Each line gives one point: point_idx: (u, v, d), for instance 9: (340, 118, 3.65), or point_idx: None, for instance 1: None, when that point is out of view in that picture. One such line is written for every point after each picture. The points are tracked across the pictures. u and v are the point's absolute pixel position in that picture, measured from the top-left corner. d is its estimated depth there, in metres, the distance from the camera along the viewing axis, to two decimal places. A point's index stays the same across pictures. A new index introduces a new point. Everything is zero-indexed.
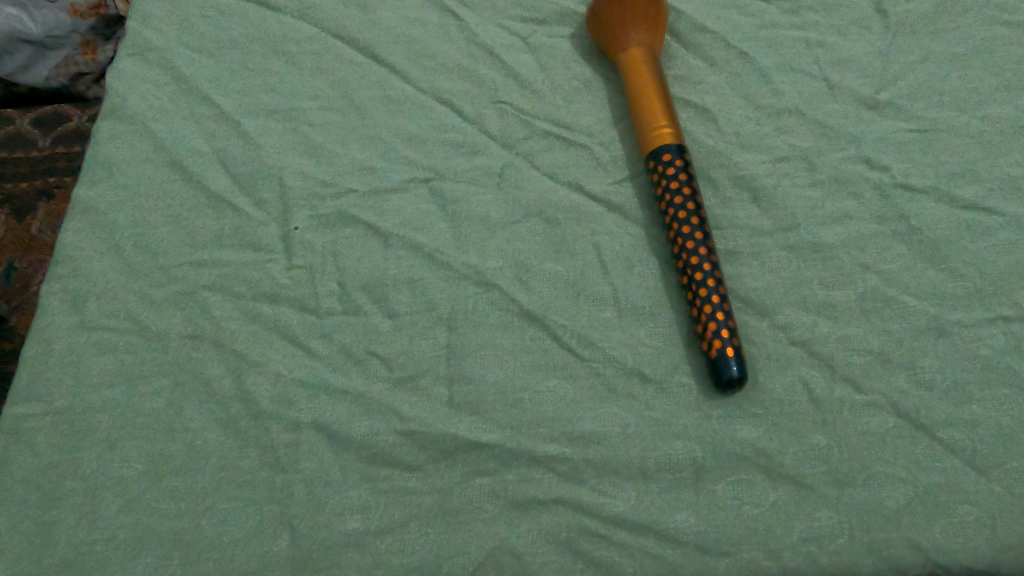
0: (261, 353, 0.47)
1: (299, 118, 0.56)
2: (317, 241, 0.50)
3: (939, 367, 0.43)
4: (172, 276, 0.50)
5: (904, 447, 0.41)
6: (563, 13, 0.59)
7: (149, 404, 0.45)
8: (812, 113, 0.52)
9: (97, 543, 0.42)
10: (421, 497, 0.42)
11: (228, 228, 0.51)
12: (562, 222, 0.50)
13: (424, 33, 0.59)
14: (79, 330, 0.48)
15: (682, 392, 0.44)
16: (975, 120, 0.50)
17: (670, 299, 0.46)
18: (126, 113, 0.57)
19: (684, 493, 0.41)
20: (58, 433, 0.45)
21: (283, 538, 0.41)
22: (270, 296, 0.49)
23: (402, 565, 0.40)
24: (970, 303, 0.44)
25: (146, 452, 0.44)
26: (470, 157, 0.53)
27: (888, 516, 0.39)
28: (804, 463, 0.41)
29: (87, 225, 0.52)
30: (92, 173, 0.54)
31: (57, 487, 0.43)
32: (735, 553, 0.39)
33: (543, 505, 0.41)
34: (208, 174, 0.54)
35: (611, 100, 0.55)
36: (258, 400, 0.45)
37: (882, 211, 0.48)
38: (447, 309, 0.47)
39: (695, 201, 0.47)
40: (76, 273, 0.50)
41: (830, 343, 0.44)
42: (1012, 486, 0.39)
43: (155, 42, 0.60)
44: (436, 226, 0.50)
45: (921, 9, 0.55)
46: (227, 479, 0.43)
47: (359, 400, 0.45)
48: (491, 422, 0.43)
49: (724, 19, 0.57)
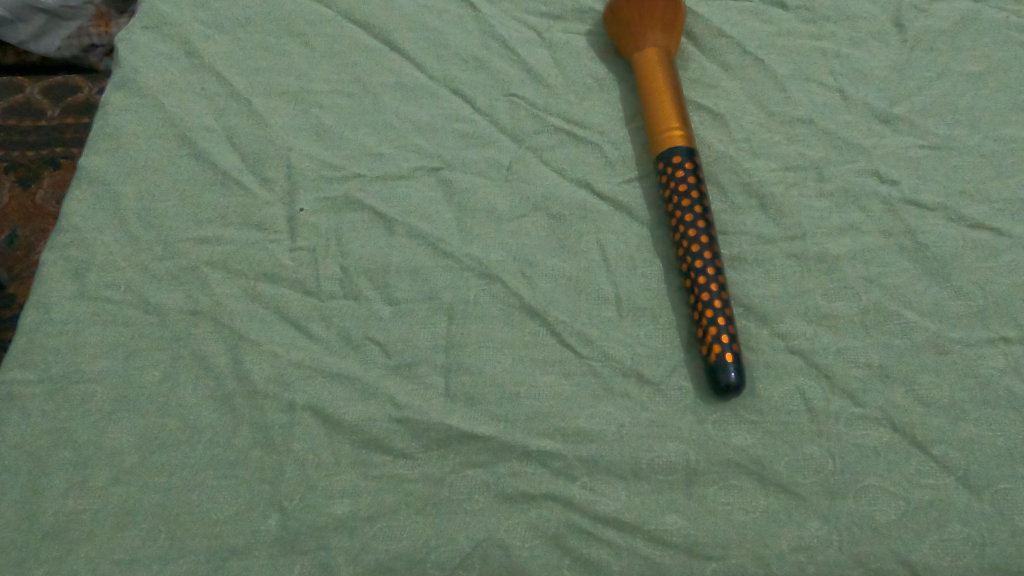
0: (260, 333, 0.46)
1: (311, 100, 0.56)
2: (322, 223, 0.50)
3: (937, 383, 0.43)
4: (175, 251, 0.49)
5: (897, 462, 0.41)
6: (581, 10, 0.59)
7: (145, 378, 0.45)
8: (824, 124, 0.52)
9: (86, 513, 0.42)
10: (412, 485, 0.42)
11: (234, 206, 0.51)
12: (568, 219, 0.50)
13: (440, 22, 0.59)
14: (79, 300, 0.48)
15: (679, 395, 0.43)
16: (988, 139, 0.50)
17: (671, 301, 0.46)
18: (137, 85, 0.56)
19: (676, 495, 0.41)
20: (52, 401, 0.45)
21: (272, 518, 0.41)
22: (271, 276, 0.48)
23: (390, 552, 0.40)
24: (972, 322, 0.44)
25: (140, 425, 0.44)
26: (479, 149, 0.53)
27: (878, 530, 0.39)
28: (798, 473, 0.41)
29: (92, 196, 0.52)
30: (100, 143, 0.54)
31: (49, 455, 0.43)
32: (723, 558, 0.39)
33: (533, 500, 0.41)
34: (217, 151, 0.53)
35: (623, 100, 0.55)
36: (254, 379, 0.45)
37: (889, 226, 0.48)
38: (448, 299, 0.47)
39: (703, 204, 0.47)
40: (79, 243, 0.50)
41: (830, 354, 0.44)
42: (1003, 506, 0.39)
43: (170, 17, 0.60)
44: (442, 216, 0.50)
45: (938, 25, 0.55)
46: (219, 456, 0.43)
47: (355, 384, 0.45)
48: (486, 415, 0.43)
49: (742, 24, 0.57)
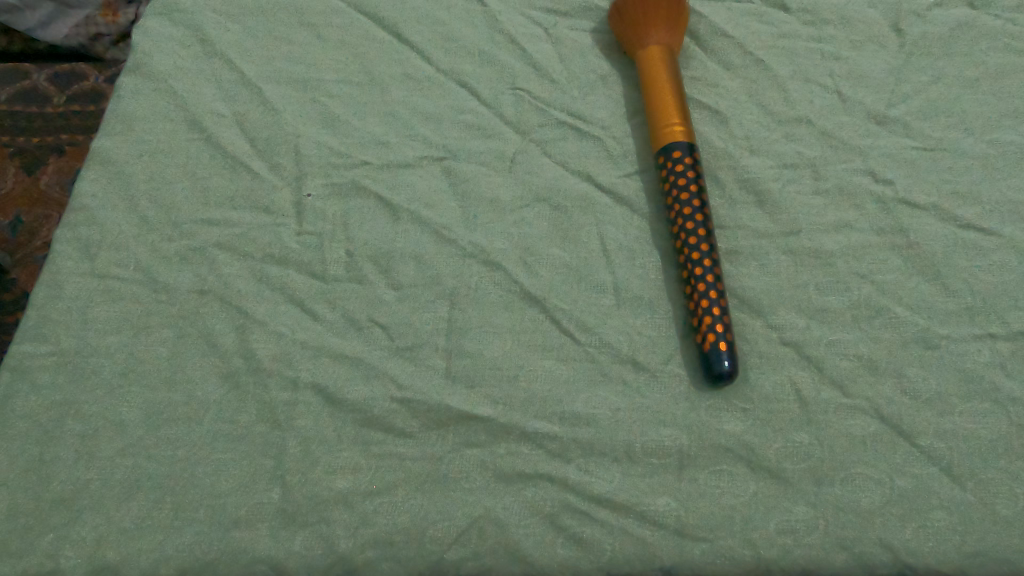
0: (267, 313, 0.48)
1: (320, 89, 0.57)
2: (328, 209, 0.51)
3: (924, 376, 0.44)
4: (184, 233, 0.51)
5: (883, 451, 0.42)
6: (587, 8, 0.60)
7: (153, 354, 0.46)
8: (822, 124, 0.53)
9: (94, 483, 0.43)
10: (412, 463, 0.43)
11: (243, 190, 0.52)
12: (569, 210, 0.51)
13: (449, 15, 0.60)
14: (90, 277, 0.49)
15: (673, 382, 0.45)
16: (980, 143, 0.52)
17: (669, 292, 0.48)
18: (149, 70, 0.58)
19: (667, 478, 0.42)
20: (61, 375, 0.46)
21: (274, 492, 0.42)
22: (278, 258, 0.50)
23: (389, 526, 0.41)
24: (959, 319, 0.45)
25: (147, 399, 0.45)
26: (484, 140, 0.54)
27: (863, 515, 0.40)
28: (787, 459, 0.42)
29: (103, 176, 0.53)
30: (112, 125, 0.55)
31: (57, 426, 0.44)
32: (712, 539, 0.40)
33: (529, 479, 0.42)
34: (226, 136, 0.55)
35: (626, 96, 0.56)
36: (260, 357, 0.46)
37: (882, 224, 0.49)
38: (450, 284, 0.48)
39: (701, 198, 0.48)
40: (91, 222, 0.51)
41: (821, 346, 0.45)
42: (984, 495, 0.40)
43: (183, 4, 0.61)
44: (446, 204, 0.51)
45: (936, 31, 0.57)
46: (224, 431, 0.44)
47: (359, 365, 0.46)
48: (485, 397, 0.45)
49: (744, 26, 0.59)
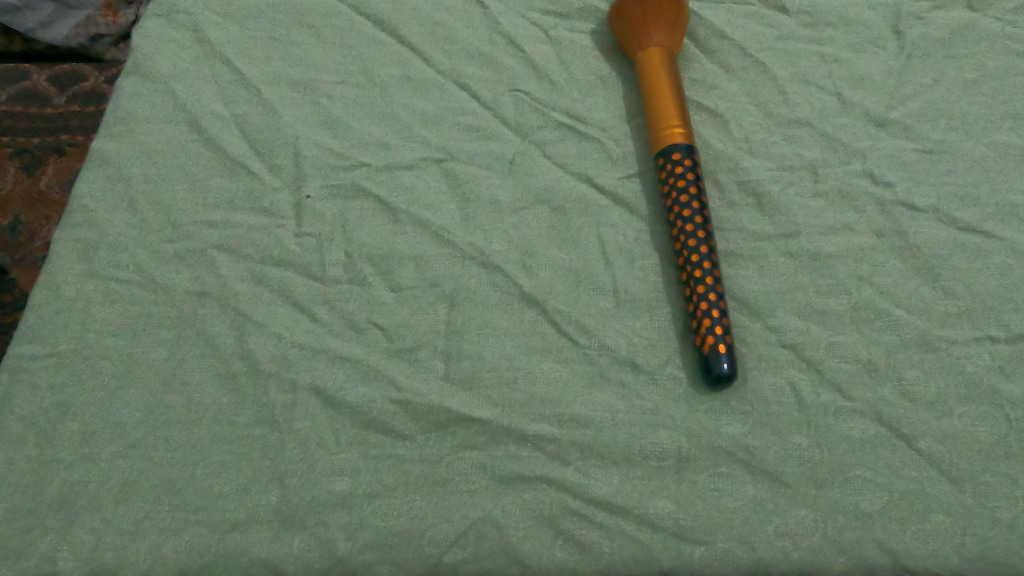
0: (266, 315, 0.48)
1: (319, 90, 0.57)
2: (327, 210, 0.51)
3: (924, 379, 0.44)
4: (184, 234, 0.51)
5: (883, 454, 0.42)
6: (586, 10, 0.60)
7: (152, 355, 0.46)
8: (822, 126, 0.53)
9: (92, 484, 0.43)
10: (410, 465, 0.43)
11: (242, 191, 0.52)
12: (568, 212, 0.51)
13: (449, 16, 0.60)
14: (89, 278, 0.49)
15: (673, 384, 0.45)
16: (980, 145, 0.51)
17: (668, 294, 0.48)
18: (149, 70, 0.58)
19: (666, 481, 0.42)
20: (60, 377, 0.46)
21: (273, 494, 0.42)
22: (277, 260, 0.49)
23: (387, 529, 0.41)
24: (959, 321, 0.45)
25: (146, 401, 0.45)
26: (483, 142, 0.54)
27: (862, 518, 0.40)
28: (786, 461, 0.42)
29: (103, 178, 0.53)
30: (111, 126, 0.55)
31: (56, 428, 0.44)
32: (711, 542, 0.40)
33: (528, 482, 0.42)
34: (226, 137, 0.55)
35: (625, 97, 0.56)
36: (258, 359, 0.46)
37: (882, 226, 0.49)
38: (449, 286, 0.48)
39: (701, 200, 0.48)
40: (90, 223, 0.51)
41: (821, 348, 0.45)
42: (983, 498, 0.40)
43: (183, 5, 0.61)
44: (445, 206, 0.51)
45: (936, 33, 0.56)
46: (223, 433, 0.44)
47: (357, 366, 0.46)
48: (484, 399, 0.44)
49: (744, 27, 0.59)
